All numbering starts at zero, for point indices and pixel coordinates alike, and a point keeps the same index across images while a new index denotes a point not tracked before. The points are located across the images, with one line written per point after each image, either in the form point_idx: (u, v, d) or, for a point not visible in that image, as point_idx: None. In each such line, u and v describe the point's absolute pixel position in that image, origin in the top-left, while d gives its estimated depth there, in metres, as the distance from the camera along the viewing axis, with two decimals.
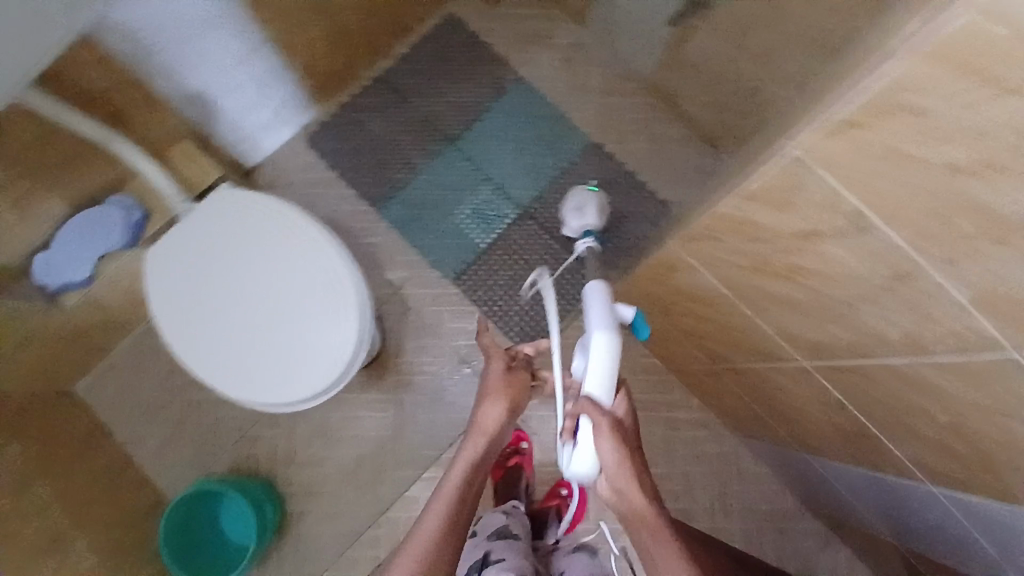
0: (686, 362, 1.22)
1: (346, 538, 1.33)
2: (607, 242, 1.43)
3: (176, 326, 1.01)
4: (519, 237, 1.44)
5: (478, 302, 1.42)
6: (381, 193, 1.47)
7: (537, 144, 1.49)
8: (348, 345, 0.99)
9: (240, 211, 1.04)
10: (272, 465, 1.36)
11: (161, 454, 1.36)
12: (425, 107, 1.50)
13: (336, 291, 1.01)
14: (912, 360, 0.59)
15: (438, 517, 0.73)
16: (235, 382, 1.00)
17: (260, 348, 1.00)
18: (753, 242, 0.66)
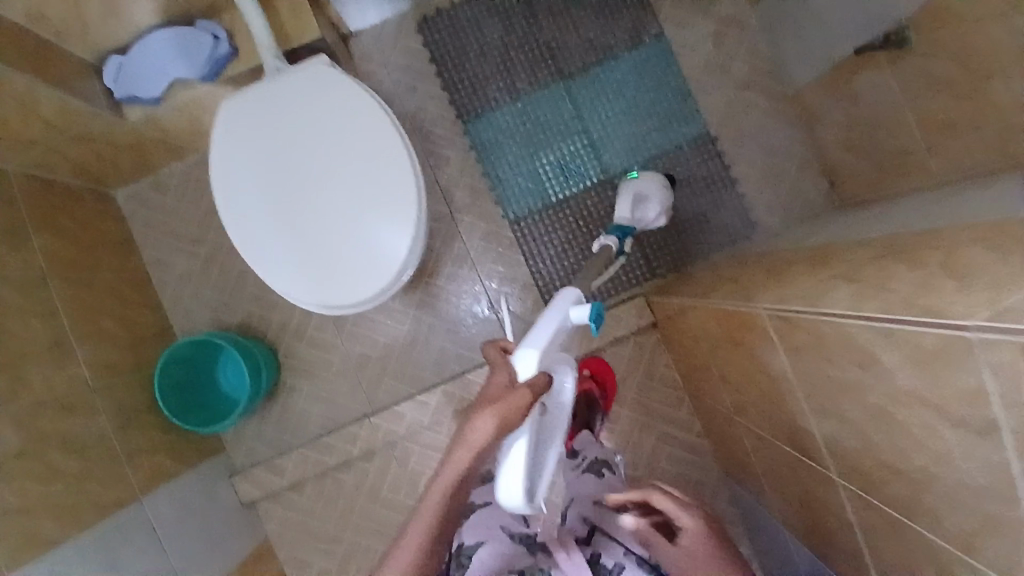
0: (708, 395, 1.20)
1: (327, 424, 1.38)
2: (677, 241, 1.35)
3: (229, 198, 0.98)
4: (593, 205, 1.36)
5: (527, 254, 1.37)
6: (472, 105, 1.37)
7: (649, 114, 1.37)
8: (395, 262, 0.96)
9: (317, 89, 0.97)
10: (281, 333, 1.39)
11: (181, 285, 1.39)
12: (550, 30, 1.37)
13: (396, 202, 0.96)
14: (958, 553, 0.55)
15: (423, 539, 0.75)
16: (275, 270, 0.98)
17: (307, 242, 0.97)
18: (849, 363, 0.61)
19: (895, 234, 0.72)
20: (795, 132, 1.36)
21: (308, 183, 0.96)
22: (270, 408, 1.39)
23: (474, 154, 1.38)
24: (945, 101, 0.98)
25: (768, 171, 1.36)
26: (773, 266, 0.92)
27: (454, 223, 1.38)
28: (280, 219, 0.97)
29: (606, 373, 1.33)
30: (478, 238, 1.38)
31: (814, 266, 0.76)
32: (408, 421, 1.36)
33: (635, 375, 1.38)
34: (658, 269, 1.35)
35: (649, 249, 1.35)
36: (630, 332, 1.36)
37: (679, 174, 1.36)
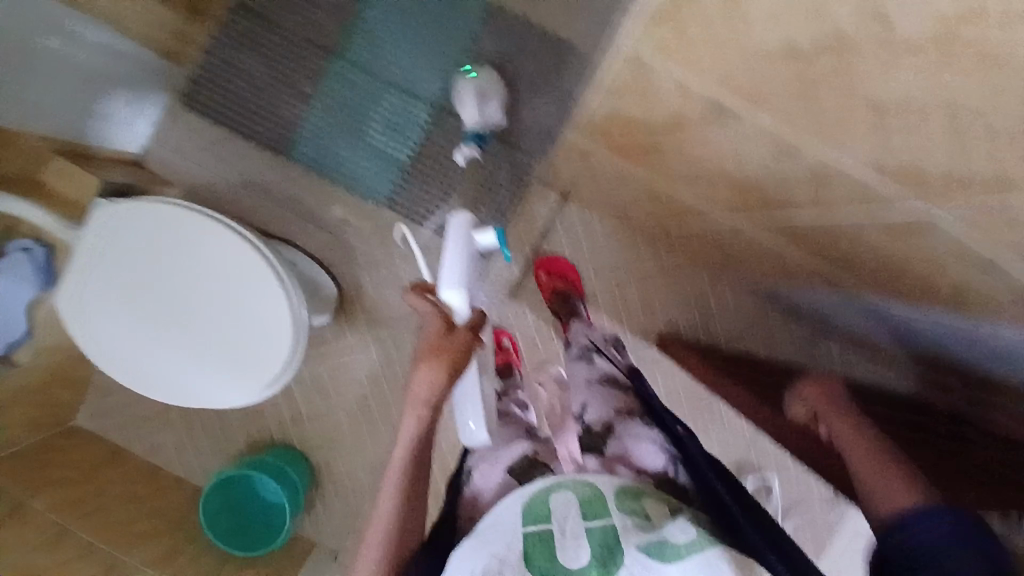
0: (645, 221, 1.19)
1: (375, 469, 1.43)
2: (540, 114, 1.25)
3: (120, 367, 1.01)
4: (443, 141, 1.30)
5: (422, 222, 1.34)
6: (283, 135, 1.33)
7: (431, 23, 1.25)
8: (287, 322, 0.99)
9: (125, 232, 0.97)
10: (284, 429, 1.43)
11: (183, 452, 1.44)
12: (292, 18, 1.28)
13: (253, 277, 0.98)
14: None
15: (395, 500, 0.69)
16: (203, 399, 1.02)
17: (209, 357, 1.00)
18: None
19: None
20: None
21: (175, 312, 0.99)
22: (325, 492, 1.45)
23: (316, 175, 1.34)
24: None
25: None
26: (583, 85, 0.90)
27: (347, 243, 1.38)
28: (175, 355, 1.00)
29: (558, 262, 1.34)
30: (375, 239, 1.38)
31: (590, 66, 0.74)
32: None
33: (580, 248, 1.37)
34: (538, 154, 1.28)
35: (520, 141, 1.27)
36: (551, 219, 1.36)
37: (497, 54, 1.24)
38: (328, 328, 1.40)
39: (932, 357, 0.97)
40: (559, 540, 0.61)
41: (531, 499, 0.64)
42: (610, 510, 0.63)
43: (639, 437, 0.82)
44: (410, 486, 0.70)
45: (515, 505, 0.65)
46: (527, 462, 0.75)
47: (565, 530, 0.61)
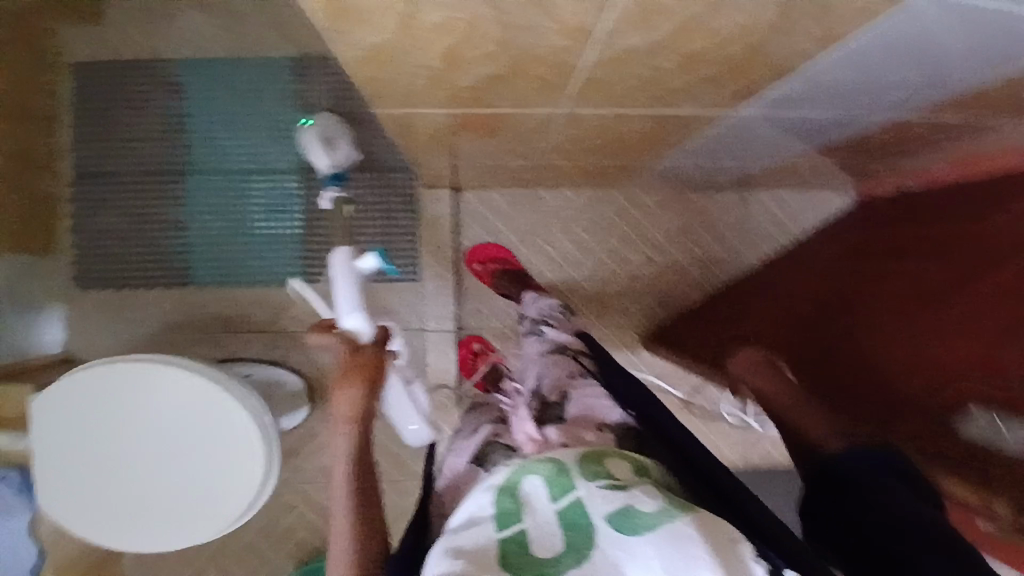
0: (529, 169, 1.20)
1: None
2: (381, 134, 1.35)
3: (98, 530, 0.99)
4: (318, 196, 1.32)
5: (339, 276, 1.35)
6: (178, 266, 1.34)
7: (258, 101, 1.32)
8: (253, 432, 0.98)
9: (68, 395, 0.96)
10: (317, 531, 1.40)
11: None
12: (138, 161, 1.32)
13: (205, 399, 0.97)
14: (595, 43, 0.57)
15: (348, 520, 0.65)
16: (200, 532, 0.99)
17: (182, 493, 0.98)
18: (409, 50, 0.60)
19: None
20: None
21: (136, 461, 0.97)
22: None
23: (219, 284, 1.35)
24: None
25: None
26: None
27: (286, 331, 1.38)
28: (148, 503, 0.98)
29: (485, 248, 1.35)
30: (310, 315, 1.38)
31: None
32: None
33: (494, 226, 1.39)
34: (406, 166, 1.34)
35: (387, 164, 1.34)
36: (456, 213, 1.38)
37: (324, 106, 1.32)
38: (310, 416, 1.38)
39: (849, 138, 0.96)
40: (533, 533, 0.50)
41: (500, 484, 0.55)
42: (576, 481, 0.53)
43: (594, 396, 0.80)
44: (359, 499, 0.67)
45: (485, 498, 0.54)
46: (488, 446, 0.73)
47: (536, 519, 0.51)
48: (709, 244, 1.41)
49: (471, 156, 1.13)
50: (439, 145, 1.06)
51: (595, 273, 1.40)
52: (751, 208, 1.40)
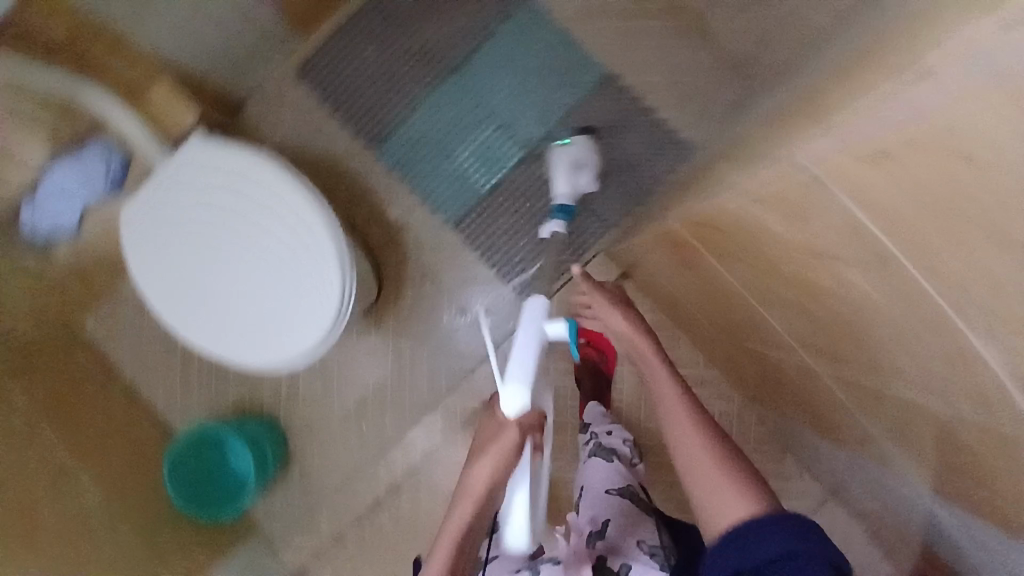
0: (697, 323, 1.15)
1: (348, 477, 1.37)
2: (617, 183, 1.33)
3: (155, 286, 1.00)
4: (527, 182, 1.34)
5: (479, 250, 1.36)
6: (379, 130, 1.37)
7: (549, 76, 1.33)
8: (331, 312, 0.97)
9: (226, 162, 0.98)
10: (274, 406, 1.38)
11: (165, 393, 1.38)
12: (423, 36, 1.35)
13: (319, 255, 0.97)
14: (924, 392, 0.52)
15: (447, 555, 0.79)
16: (231, 352, 1.00)
17: (241, 312, 0.99)
18: (773, 237, 0.56)
19: (785, 96, 0.68)
20: (699, 37, 1.31)
21: (228, 258, 0.98)
22: (288, 479, 1.38)
23: (396, 174, 1.38)
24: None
25: (687, 85, 1.31)
26: (694, 175, 0.88)
27: (400, 244, 1.38)
28: (211, 295, 0.99)
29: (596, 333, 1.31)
30: (429, 252, 1.38)
31: (718, 163, 0.72)
32: (422, 446, 1.35)
33: None
34: (610, 220, 1.33)
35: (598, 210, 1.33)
36: (605, 289, 1.34)
37: (593, 125, 1.33)
38: (353, 322, 1.37)
39: None
40: None
41: None
42: None
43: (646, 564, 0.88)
44: (459, 544, 0.79)
45: None
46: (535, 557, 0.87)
47: None
48: None
49: (671, 280, 1.08)
50: (661, 253, 1.01)
51: (659, 436, 1.33)
52: (826, 520, 1.30)
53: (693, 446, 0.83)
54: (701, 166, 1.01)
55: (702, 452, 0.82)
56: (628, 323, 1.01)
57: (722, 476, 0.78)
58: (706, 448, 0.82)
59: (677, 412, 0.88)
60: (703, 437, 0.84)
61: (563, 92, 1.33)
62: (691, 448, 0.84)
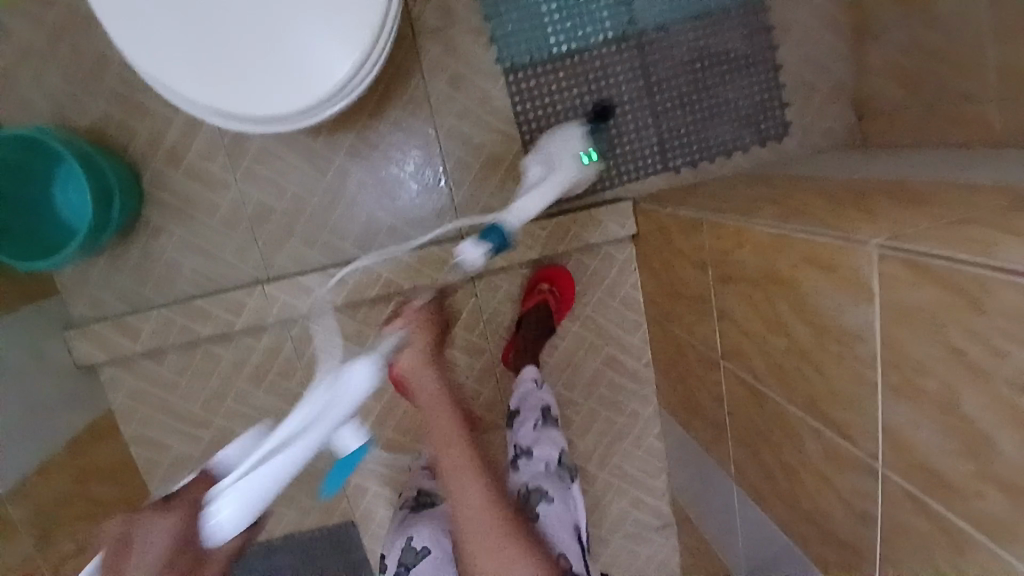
0: (685, 331, 1.02)
1: (206, 282, 1.06)
2: (705, 121, 1.12)
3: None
4: (611, 67, 1.08)
5: (522, 116, 1.09)
6: None
7: None
8: (318, 88, 0.70)
9: None
10: (151, 152, 1.02)
11: (12, 55, 0.98)
12: None
13: (350, 6, 0.69)
14: None
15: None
16: (150, 46, 0.69)
17: (194, 12, 0.68)
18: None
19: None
20: (840, 46, 1.13)
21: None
22: (126, 250, 1.04)
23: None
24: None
25: (801, 85, 1.14)
26: (835, 199, 0.72)
27: (415, 51, 1.06)
28: None
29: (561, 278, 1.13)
30: (444, 82, 1.07)
31: (923, 218, 0.58)
32: (317, 298, 1.07)
33: (593, 288, 1.18)
34: (672, 161, 1.13)
35: (667, 137, 1.12)
36: (604, 241, 1.14)
37: (713, 46, 1.09)
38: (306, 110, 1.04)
39: None
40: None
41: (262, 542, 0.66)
42: None
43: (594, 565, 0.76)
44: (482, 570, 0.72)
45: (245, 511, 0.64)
46: None
47: None
48: (614, 513, 1.29)
49: (694, 278, 0.93)
50: (711, 248, 0.85)
51: (564, 405, 1.22)
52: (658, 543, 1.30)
53: (469, 489, 0.71)
54: (818, 182, 0.84)
55: (476, 500, 0.70)
56: (415, 353, 0.77)
57: (494, 552, 0.68)
58: (482, 488, 0.71)
59: (445, 438, 0.74)
60: (474, 474, 0.72)
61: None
62: (466, 486, 0.71)
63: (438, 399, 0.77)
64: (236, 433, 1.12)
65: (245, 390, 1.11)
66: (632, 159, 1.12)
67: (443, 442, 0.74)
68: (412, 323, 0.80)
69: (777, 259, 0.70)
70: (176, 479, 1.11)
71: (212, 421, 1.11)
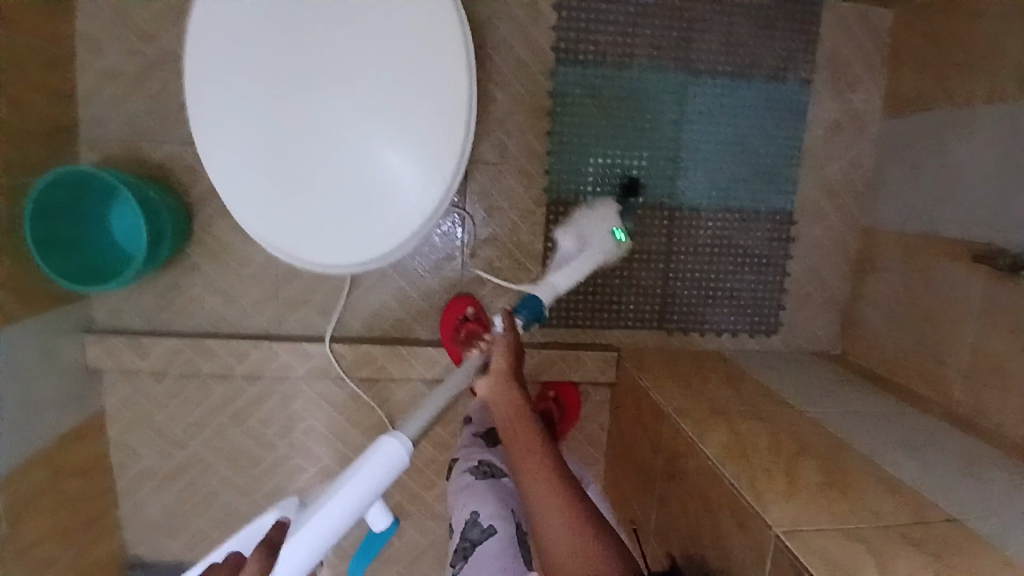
0: (630, 493, 1.09)
1: (220, 324, 1.17)
2: (757, 296, 1.24)
3: (207, 76, 0.79)
4: (674, 246, 1.20)
5: (607, 297, 1.21)
6: (551, 106, 1.14)
7: (740, 155, 1.18)
8: (393, 235, 0.80)
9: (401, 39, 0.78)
10: (206, 200, 1.14)
11: (110, 88, 1.11)
12: (650, 36, 1.13)
13: (424, 167, 0.79)
14: None
15: (564, 517, 0.72)
16: (241, 201, 0.81)
17: (281, 174, 0.79)
18: None
19: (945, 538, 0.63)
20: (842, 268, 1.24)
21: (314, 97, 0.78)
22: (160, 277, 1.15)
23: (547, 126, 1.15)
24: (1010, 343, 0.87)
25: (798, 286, 1.24)
26: (776, 446, 0.82)
27: (463, 174, 1.16)
28: (267, 136, 0.79)
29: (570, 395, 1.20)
30: (480, 207, 1.17)
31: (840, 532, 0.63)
32: (313, 365, 1.17)
33: None
34: (741, 322, 1.24)
35: (727, 304, 1.23)
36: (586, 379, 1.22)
37: (755, 231, 1.21)
38: None
39: None
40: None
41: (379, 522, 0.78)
42: None
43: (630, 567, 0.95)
44: (581, 512, 0.73)
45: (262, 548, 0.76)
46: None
47: None
48: None
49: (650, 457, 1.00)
50: (668, 441, 0.93)
51: None
52: None
53: (548, 497, 0.74)
54: (775, 408, 0.94)
55: (545, 469, 0.77)
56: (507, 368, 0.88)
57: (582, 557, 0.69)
58: (570, 514, 0.72)
59: (523, 434, 0.82)
60: (547, 466, 0.78)
61: (741, 183, 1.19)
62: (551, 508, 0.73)
63: (512, 411, 0.85)
64: (205, 460, 1.22)
65: (226, 422, 1.20)
66: (708, 316, 1.23)
67: (524, 446, 0.81)
68: (497, 347, 0.90)
69: (713, 491, 0.77)
70: (143, 479, 1.21)
71: (189, 442, 1.21)
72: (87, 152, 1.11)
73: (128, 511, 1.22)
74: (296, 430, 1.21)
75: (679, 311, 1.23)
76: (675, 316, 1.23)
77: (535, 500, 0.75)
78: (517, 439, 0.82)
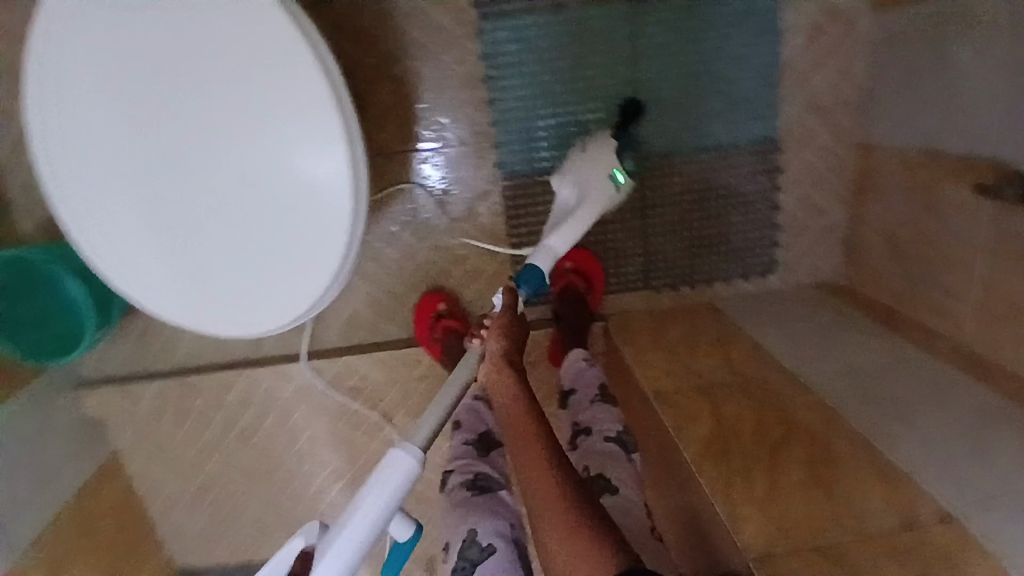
0: None
1: (200, 359, 1.18)
2: (749, 237, 1.13)
3: (64, 163, 0.71)
4: (648, 201, 1.10)
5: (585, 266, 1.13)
6: (486, 73, 1.02)
7: (708, 85, 1.04)
8: (309, 288, 0.70)
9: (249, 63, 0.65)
10: None
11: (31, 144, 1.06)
12: None
13: (319, 205, 0.67)
14: None
15: (564, 521, 0.65)
16: (145, 290, 0.74)
17: (172, 253, 0.71)
18: None
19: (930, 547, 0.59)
20: (840, 191, 1.12)
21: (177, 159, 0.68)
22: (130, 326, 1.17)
23: (486, 96, 1.03)
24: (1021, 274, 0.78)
25: (793, 220, 1.13)
26: (758, 429, 0.77)
27: (408, 165, 1.07)
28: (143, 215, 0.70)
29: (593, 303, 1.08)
30: (432, 197, 1.09)
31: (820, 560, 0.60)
32: (298, 383, 1.17)
33: None
34: (734, 267, 1.15)
35: (717, 251, 1.13)
36: None
37: (738, 167, 1.08)
38: None
39: None
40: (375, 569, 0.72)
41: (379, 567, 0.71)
42: None
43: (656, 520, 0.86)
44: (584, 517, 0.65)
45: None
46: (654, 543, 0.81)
47: None
48: None
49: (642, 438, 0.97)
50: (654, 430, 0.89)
51: None
52: None
53: (548, 505, 0.66)
54: (764, 377, 0.88)
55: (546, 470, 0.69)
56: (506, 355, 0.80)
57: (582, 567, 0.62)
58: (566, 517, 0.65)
59: (521, 428, 0.74)
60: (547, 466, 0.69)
61: (714, 117, 1.06)
62: (551, 515, 0.66)
63: (515, 403, 0.77)
64: (222, 482, 1.25)
65: (231, 447, 1.22)
66: (697, 268, 1.14)
67: (525, 443, 0.73)
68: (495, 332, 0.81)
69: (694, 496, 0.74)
70: (171, 508, 1.26)
71: (204, 468, 1.24)
72: (26, 215, 1.08)
73: (166, 535, 1.28)
74: (300, 443, 1.22)
75: (664, 268, 1.14)
76: (661, 274, 1.14)
77: (537, 508, 0.68)
78: (523, 436, 0.73)
